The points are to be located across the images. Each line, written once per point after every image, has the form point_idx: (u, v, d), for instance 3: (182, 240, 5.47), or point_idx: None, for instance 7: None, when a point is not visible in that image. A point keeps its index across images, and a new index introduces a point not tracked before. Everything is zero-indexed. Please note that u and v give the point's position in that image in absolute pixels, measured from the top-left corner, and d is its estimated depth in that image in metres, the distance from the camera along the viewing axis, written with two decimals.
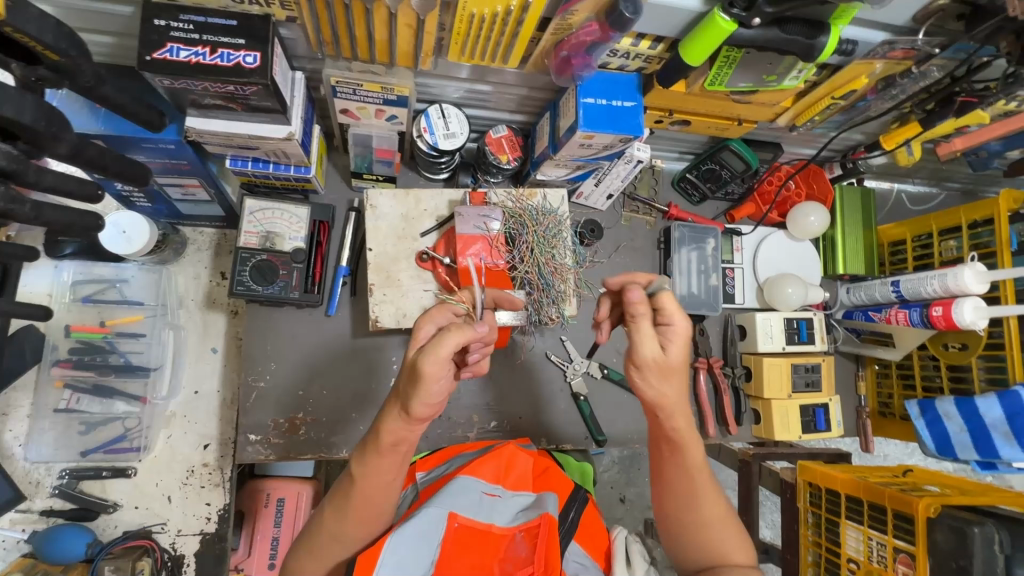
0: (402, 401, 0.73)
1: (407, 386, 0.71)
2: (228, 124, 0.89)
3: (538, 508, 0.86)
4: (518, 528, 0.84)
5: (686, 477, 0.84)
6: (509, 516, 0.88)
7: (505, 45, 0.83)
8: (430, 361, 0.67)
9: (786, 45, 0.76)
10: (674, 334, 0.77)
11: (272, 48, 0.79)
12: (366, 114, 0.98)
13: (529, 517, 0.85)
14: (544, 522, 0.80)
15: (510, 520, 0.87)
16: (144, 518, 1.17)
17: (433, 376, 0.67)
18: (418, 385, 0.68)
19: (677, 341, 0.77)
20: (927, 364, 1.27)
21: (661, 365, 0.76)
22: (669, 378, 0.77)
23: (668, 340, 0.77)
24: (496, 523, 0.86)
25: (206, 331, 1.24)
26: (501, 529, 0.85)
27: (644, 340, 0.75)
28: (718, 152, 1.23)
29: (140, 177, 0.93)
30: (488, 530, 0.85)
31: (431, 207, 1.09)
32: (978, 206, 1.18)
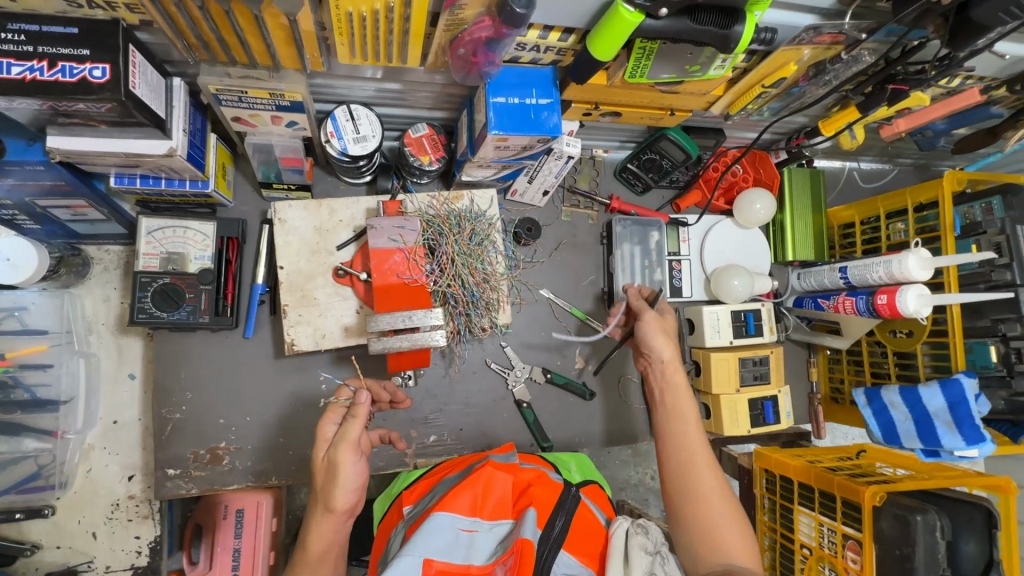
0: (322, 499, 0.79)
1: (325, 484, 0.78)
2: (97, 142, 0.79)
3: (515, 535, 0.81)
4: (498, 563, 0.79)
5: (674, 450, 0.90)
6: (488, 550, 0.82)
7: (397, 43, 0.74)
8: (343, 452, 0.77)
9: (699, 36, 0.68)
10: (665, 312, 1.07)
11: (126, 58, 0.69)
12: (261, 122, 0.90)
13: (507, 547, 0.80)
14: (517, 547, 0.77)
15: (489, 555, 0.81)
16: (67, 557, 1.11)
17: (348, 461, 0.77)
18: (338, 473, 0.77)
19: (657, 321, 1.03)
20: (875, 350, 1.25)
21: (662, 321, 1.03)
22: (667, 341, 1.01)
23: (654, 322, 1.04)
24: (474, 562, 0.80)
25: (121, 357, 1.16)
26: (480, 566, 0.79)
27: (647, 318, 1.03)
28: (657, 142, 1.16)
29: None
30: (466, 569, 0.79)
31: (346, 217, 1.01)
32: (922, 189, 1.15)
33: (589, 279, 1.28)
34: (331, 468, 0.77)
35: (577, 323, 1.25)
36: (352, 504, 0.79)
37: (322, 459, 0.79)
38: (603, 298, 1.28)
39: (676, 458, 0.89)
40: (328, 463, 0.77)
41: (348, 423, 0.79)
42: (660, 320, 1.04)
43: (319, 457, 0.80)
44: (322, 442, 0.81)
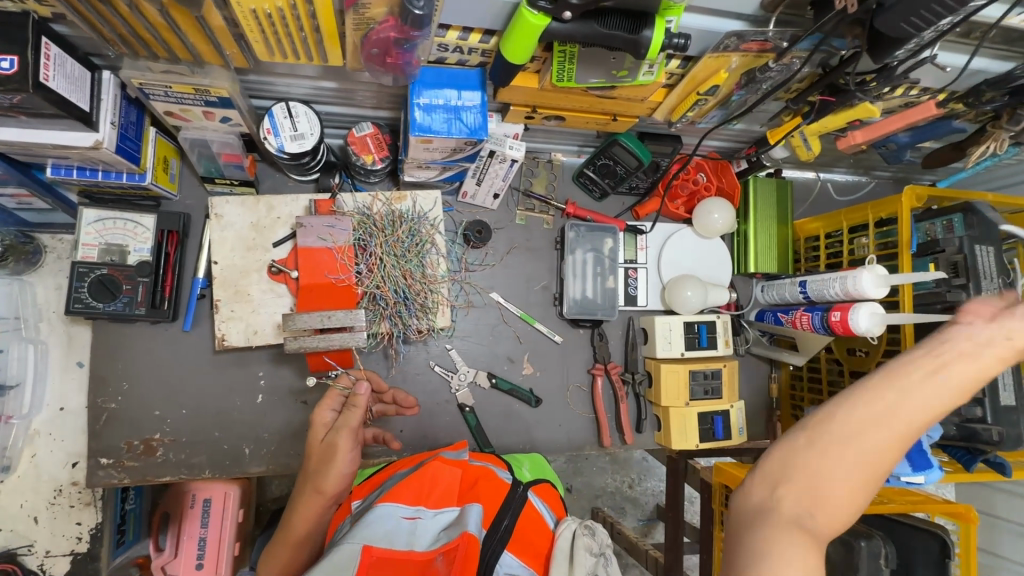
0: (312, 481, 0.80)
1: (316, 468, 0.80)
2: (22, 133, 0.80)
3: (459, 526, 0.75)
4: (438, 550, 0.73)
5: (873, 397, 0.58)
6: (430, 538, 0.76)
7: (312, 41, 0.74)
8: (341, 439, 0.79)
9: (609, 41, 0.67)
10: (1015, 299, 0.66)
11: (37, 51, 0.70)
12: (194, 117, 0.90)
13: (451, 536, 0.74)
14: (462, 542, 0.71)
15: (432, 542, 0.75)
16: (9, 540, 1.13)
17: (345, 450, 0.79)
18: (331, 460, 0.79)
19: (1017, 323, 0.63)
20: (832, 368, 1.21)
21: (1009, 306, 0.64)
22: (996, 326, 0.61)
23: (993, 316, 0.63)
24: (416, 549, 0.74)
25: (71, 345, 1.17)
26: (420, 554, 0.73)
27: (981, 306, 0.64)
28: (610, 148, 1.15)
29: None
30: (408, 555, 0.73)
31: (284, 214, 1.01)
32: (883, 203, 1.11)
33: (541, 284, 1.26)
34: (327, 452, 0.79)
35: (526, 328, 1.24)
36: (339, 490, 0.80)
37: (321, 444, 0.81)
38: (554, 304, 1.26)
39: (867, 410, 0.57)
40: (325, 449, 0.79)
41: (346, 413, 0.80)
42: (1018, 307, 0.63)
43: (315, 442, 0.82)
44: (319, 429, 0.82)
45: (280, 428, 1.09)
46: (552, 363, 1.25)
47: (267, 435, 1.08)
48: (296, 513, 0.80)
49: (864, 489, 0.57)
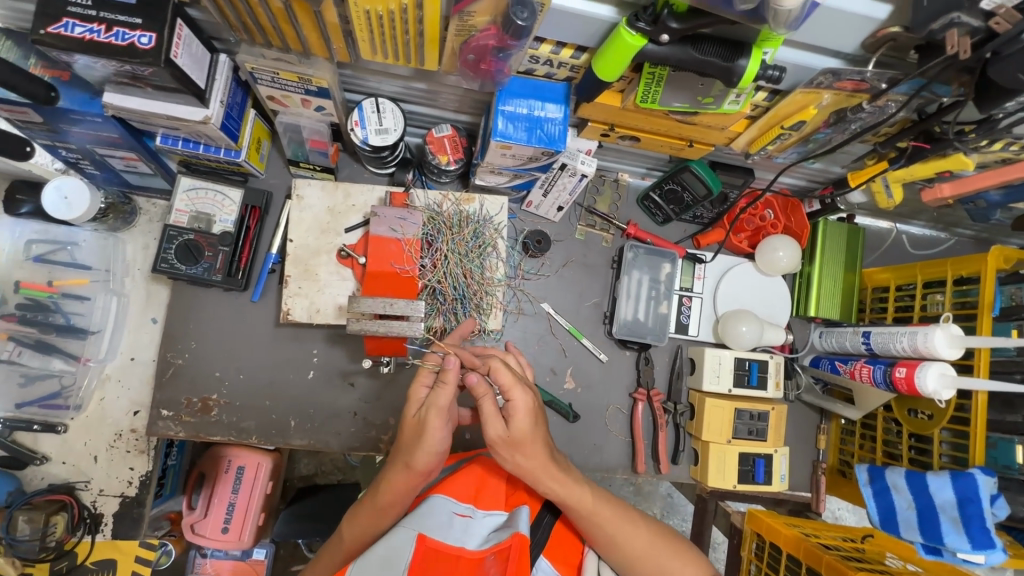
0: (404, 454, 0.79)
1: (409, 442, 0.78)
2: (145, 103, 0.88)
3: (510, 527, 0.76)
4: (489, 550, 0.72)
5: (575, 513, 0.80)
6: (481, 538, 0.76)
7: (414, 44, 0.78)
8: (435, 417, 0.76)
9: (702, 67, 0.68)
10: (515, 410, 0.75)
11: (172, 31, 0.77)
12: (292, 103, 0.97)
13: (502, 537, 0.74)
14: (515, 541, 0.71)
15: (483, 542, 0.75)
16: (69, 473, 1.20)
17: (437, 427, 0.76)
18: (422, 436, 0.77)
19: (521, 415, 0.75)
20: (890, 428, 1.15)
21: (509, 442, 0.75)
22: (527, 451, 0.76)
23: (511, 418, 0.75)
24: (468, 547, 0.73)
25: (149, 301, 1.26)
26: (473, 552, 0.73)
27: (487, 422, 0.75)
28: (679, 173, 1.14)
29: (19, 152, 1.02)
30: (460, 553, 0.72)
31: (359, 203, 1.06)
32: (965, 260, 1.06)
33: (593, 300, 1.26)
34: (418, 428, 0.77)
35: (573, 343, 1.24)
36: (428, 469, 0.78)
37: (413, 418, 0.80)
38: (604, 322, 1.25)
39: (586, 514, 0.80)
40: (417, 424, 0.78)
41: (437, 388, 0.77)
42: (531, 402, 0.76)
43: (409, 417, 0.81)
44: (413, 402, 0.81)
45: (326, 407, 1.13)
46: (594, 381, 1.24)
47: (313, 411, 1.13)
48: (383, 482, 0.80)
49: (662, 544, 0.84)
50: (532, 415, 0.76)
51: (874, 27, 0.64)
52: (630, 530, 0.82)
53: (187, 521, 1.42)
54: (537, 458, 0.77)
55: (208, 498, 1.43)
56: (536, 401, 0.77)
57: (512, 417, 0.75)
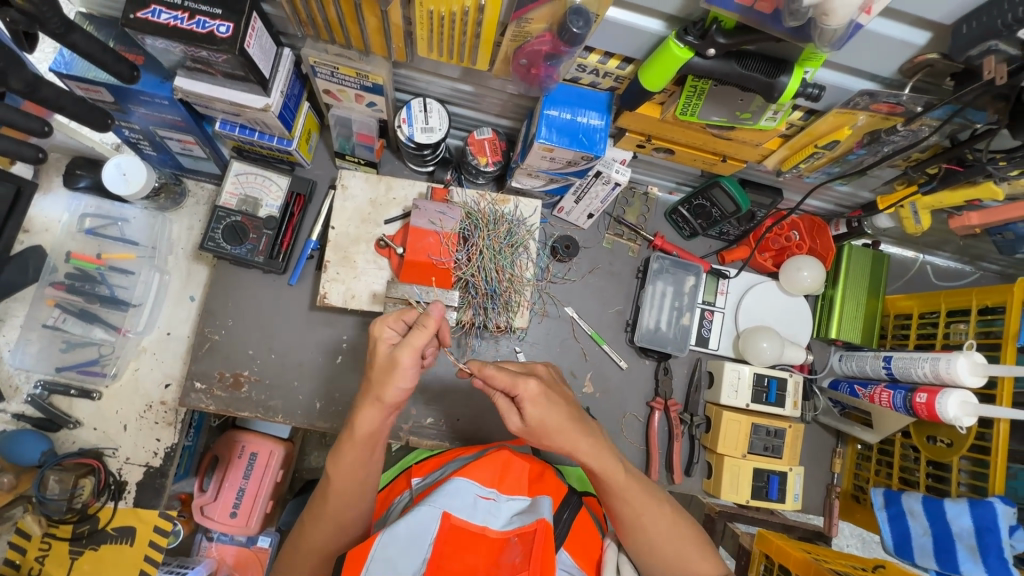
0: (374, 390, 0.81)
1: (380, 376, 0.80)
2: (211, 88, 0.94)
3: (532, 512, 0.81)
4: (512, 533, 0.79)
5: (610, 487, 0.85)
6: (504, 520, 0.83)
7: (469, 46, 0.83)
8: (409, 362, 0.77)
9: (745, 81, 0.71)
10: (524, 399, 0.79)
11: (248, 22, 0.83)
12: (346, 98, 1.02)
13: (524, 520, 0.80)
14: (538, 527, 0.76)
15: (506, 524, 0.82)
16: (99, 440, 1.24)
17: (407, 367, 0.77)
18: (394, 372, 0.78)
19: (531, 404, 0.79)
20: (907, 454, 1.15)
21: (529, 431, 0.81)
22: (551, 437, 0.81)
23: (524, 408, 0.79)
24: (490, 528, 0.81)
25: (188, 279, 1.31)
26: (496, 534, 0.80)
27: (505, 415, 0.81)
28: (710, 189, 1.18)
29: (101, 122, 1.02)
30: (483, 533, 0.80)
31: (400, 197, 1.11)
32: (991, 290, 1.07)
33: (615, 308, 1.29)
34: (390, 365, 0.78)
35: (594, 347, 1.27)
36: (397, 402, 0.81)
37: (383, 357, 0.80)
38: (625, 330, 1.28)
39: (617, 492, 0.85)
40: (389, 362, 0.79)
41: (414, 331, 0.78)
42: (542, 388, 0.79)
43: (380, 356, 0.81)
44: (382, 343, 0.82)
45: (350, 392, 1.17)
46: (612, 386, 1.26)
47: (338, 395, 1.16)
48: (356, 418, 0.83)
49: (683, 530, 0.89)
50: (544, 400, 0.79)
51: (912, 52, 0.67)
52: (653, 517, 0.87)
53: (197, 502, 1.45)
54: (563, 440, 0.81)
55: (220, 481, 1.46)
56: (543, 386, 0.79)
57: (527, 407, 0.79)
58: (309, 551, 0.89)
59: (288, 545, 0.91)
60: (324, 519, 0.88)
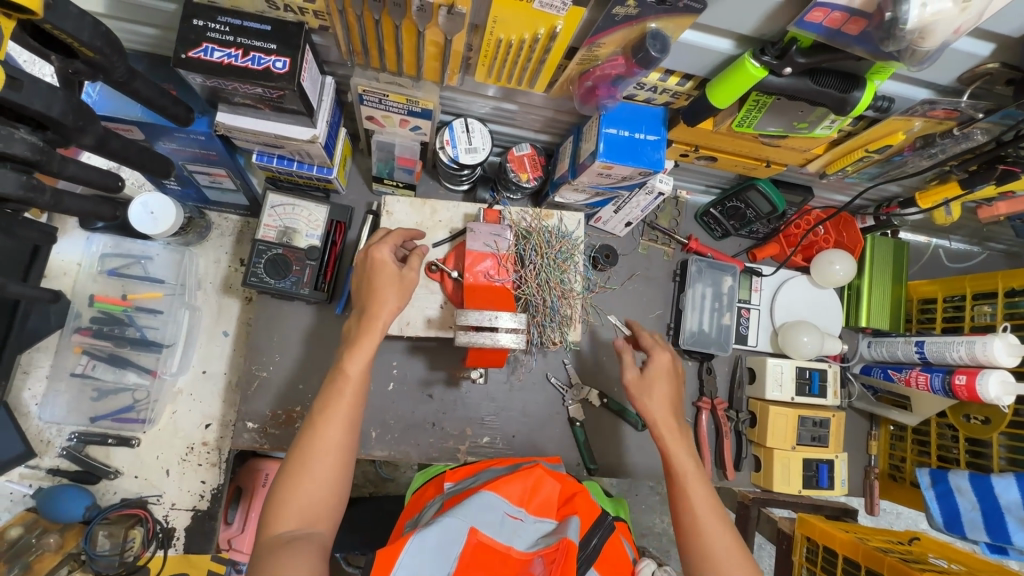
0: (387, 296, 0.87)
1: (392, 286, 0.87)
2: (255, 122, 0.90)
3: (559, 534, 0.80)
4: (537, 554, 0.79)
5: (680, 472, 0.88)
6: (529, 541, 0.82)
7: (531, 69, 0.83)
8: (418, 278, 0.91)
9: (817, 96, 0.73)
10: (656, 360, 0.98)
11: (302, 55, 0.80)
12: (390, 123, 1.00)
13: (549, 542, 0.80)
14: (561, 546, 0.76)
15: (530, 545, 0.81)
16: (141, 487, 1.20)
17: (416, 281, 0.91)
18: (410, 287, 0.89)
19: (655, 368, 0.97)
20: (945, 433, 1.21)
21: (639, 383, 0.96)
22: (653, 396, 0.95)
23: (648, 367, 0.97)
24: (516, 547, 0.80)
25: (220, 315, 1.27)
26: (520, 554, 0.80)
27: (626, 364, 0.97)
28: (745, 191, 1.20)
29: (158, 168, 0.95)
30: (507, 552, 0.79)
31: (445, 219, 1.09)
32: (1017, 273, 1.13)
33: (656, 313, 1.30)
34: (409, 284, 0.89)
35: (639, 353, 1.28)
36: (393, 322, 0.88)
37: (400, 274, 0.89)
38: (668, 333, 1.30)
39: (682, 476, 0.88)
40: (404, 280, 0.89)
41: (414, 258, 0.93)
42: (670, 364, 0.98)
43: (389, 274, 0.88)
44: (386, 265, 0.89)
45: (404, 417, 1.16)
46: None
47: (392, 422, 1.16)
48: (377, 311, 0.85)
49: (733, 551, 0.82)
50: (667, 367, 0.98)
51: (977, 62, 0.70)
52: (707, 515, 0.84)
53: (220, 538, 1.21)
54: (663, 407, 0.94)
55: (245, 512, 1.23)
56: (672, 363, 0.99)
57: (652, 370, 0.97)
58: (324, 452, 0.78)
59: (293, 456, 0.78)
60: (336, 413, 0.81)
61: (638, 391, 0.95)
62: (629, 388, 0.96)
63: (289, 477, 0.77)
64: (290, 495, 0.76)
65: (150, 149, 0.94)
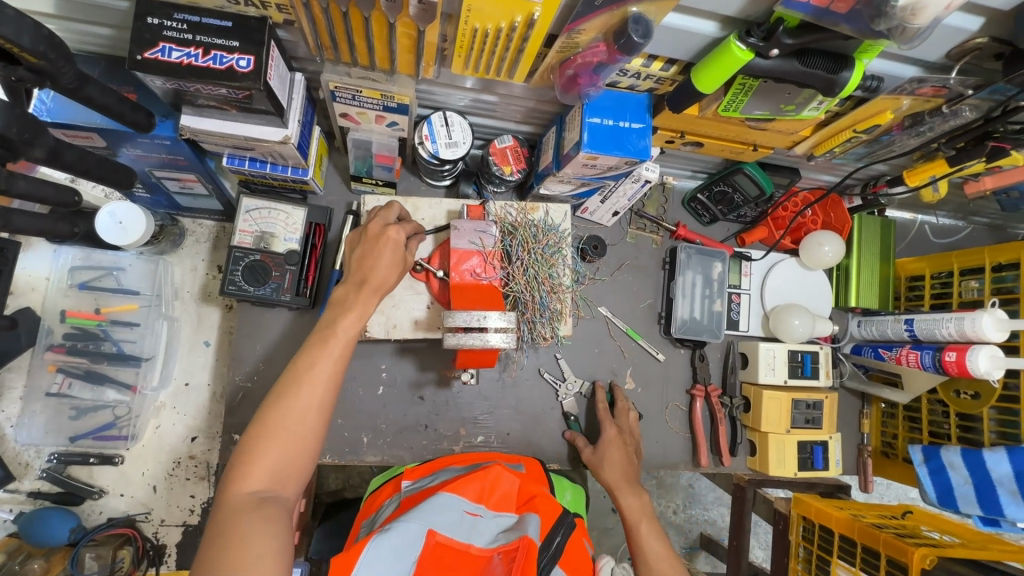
0: (381, 260, 0.82)
1: (386, 254, 0.83)
2: (222, 124, 0.86)
3: (518, 530, 0.80)
4: (496, 550, 0.78)
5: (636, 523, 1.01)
6: (488, 537, 0.82)
7: (510, 60, 0.80)
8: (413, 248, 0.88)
9: (805, 78, 0.71)
10: (609, 435, 1.12)
11: (268, 52, 0.76)
12: (366, 120, 0.95)
13: (508, 538, 0.80)
14: (522, 545, 0.75)
15: (489, 541, 0.81)
16: (128, 506, 1.18)
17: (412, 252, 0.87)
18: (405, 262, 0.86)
19: (608, 442, 1.11)
20: (935, 409, 1.22)
21: (594, 457, 1.10)
22: (609, 466, 1.09)
23: (601, 441, 1.12)
24: (475, 544, 0.80)
25: (200, 324, 1.23)
26: (479, 550, 0.79)
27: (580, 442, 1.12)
28: (732, 175, 1.18)
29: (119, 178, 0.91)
30: (467, 549, 0.79)
31: (428, 217, 1.06)
32: (1003, 248, 1.13)
33: (647, 302, 1.29)
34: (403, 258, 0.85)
35: (631, 344, 1.27)
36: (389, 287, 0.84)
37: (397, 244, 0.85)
38: (659, 322, 1.29)
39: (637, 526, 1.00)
40: (402, 256, 0.85)
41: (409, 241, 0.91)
42: (620, 436, 1.13)
43: (394, 243, 0.84)
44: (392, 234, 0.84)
45: (396, 421, 1.14)
46: (652, 380, 1.27)
47: (384, 426, 1.14)
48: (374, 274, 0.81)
49: None
50: (617, 439, 1.12)
51: (966, 37, 0.68)
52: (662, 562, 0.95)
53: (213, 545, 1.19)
54: (620, 474, 1.08)
55: None
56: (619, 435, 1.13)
57: (603, 443, 1.12)
58: (303, 413, 0.73)
59: (267, 413, 0.71)
60: (321, 372, 0.75)
61: (594, 462, 1.10)
62: (586, 459, 1.11)
63: (260, 435, 0.70)
64: (260, 454, 0.70)
65: (112, 158, 0.90)
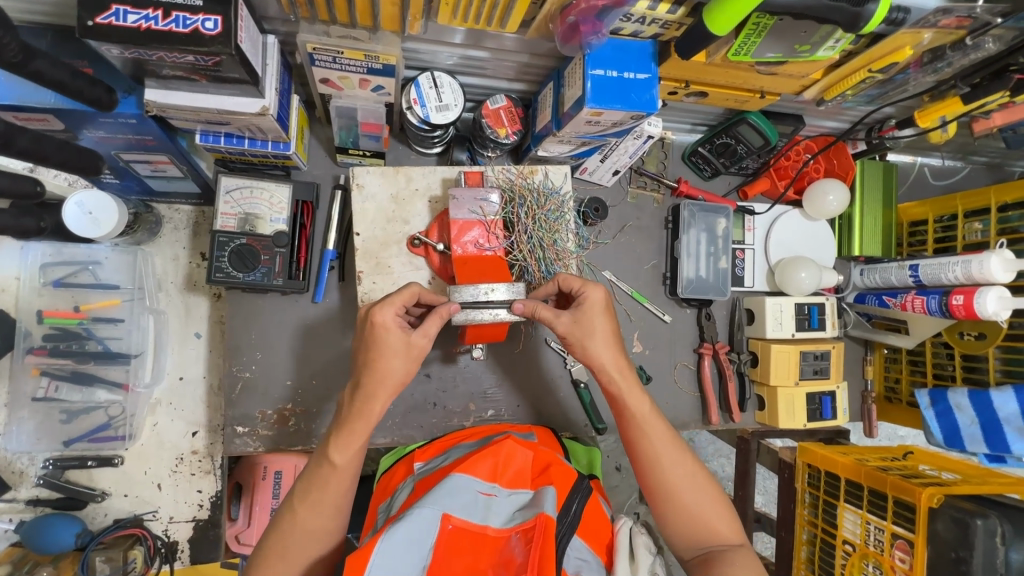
0: (379, 354, 0.77)
1: (382, 344, 0.77)
2: (193, 97, 0.78)
3: (535, 507, 0.78)
4: (514, 530, 0.76)
5: (634, 409, 0.87)
6: (505, 516, 0.80)
7: (502, 7, 0.74)
8: (428, 346, 0.79)
9: (829, 12, 0.66)
10: (587, 303, 0.85)
11: (236, 11, 0.68)
12: (349, 85, 0.88)
13: (525, 517, 0.78)
14: (539, 522, 0.74)
15: (506, 520, 0.79)
16: (134, 506, 1.15)
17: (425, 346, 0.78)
18: (412, 361, 0.79)
19: (592, 309, 0.85)
20: (940, 352, 1.23)
21: (574, 329, 0.85)
22: (592, 343, 0.85)
23: (583, 311, 0.85)
24: (491, 525, 0.78)
25: (188, 315, 1.17)
26: (496, 531, 0.77)
27: (553, 319, 0.84)
28: (735, 126, 1.13)
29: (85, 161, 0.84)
30: (482, 531, 0.77)
31: (422, 186, 1.00)
32: (1009, 187, 1.12)
33: (650, 263, 1.26)
34: (406, 352, 0.77)
35: (637, 307, 1.24)
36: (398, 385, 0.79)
37: (409, 343, 0.77)
38: (664, 283, 1.26)
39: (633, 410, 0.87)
40: (409, 347, 0.78)
41: (429, 319, 0.78)
42: (607, 300, 0.86)
43: (392, 343, 0.77)
44: (391, 331, 0.76)
45: (403, 400, 1.11)
46: (660, 342, 1.26)
47: (392, 406, 1.11)
48: (379, 372, 0.77)
49: (694, 480, 0.87)
50: (602, 309, 0.85)
51: None
52: (667, 457, 0.87)
53: (229, 533, 1.14)
54: (611, 350, 0.86)
55: (249, 506, 1.16)
56: (609, 301, 0.86)
57: (586, 310, 0.85)
58: (307, 536, 0.79)
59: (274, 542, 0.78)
60: (322, 498, 0.79)
61: (574, 336, 0.85)
62: (568, 340, 0.86)
63: (268, 560, 0.78)
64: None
65: (73, 141, 0.82)
